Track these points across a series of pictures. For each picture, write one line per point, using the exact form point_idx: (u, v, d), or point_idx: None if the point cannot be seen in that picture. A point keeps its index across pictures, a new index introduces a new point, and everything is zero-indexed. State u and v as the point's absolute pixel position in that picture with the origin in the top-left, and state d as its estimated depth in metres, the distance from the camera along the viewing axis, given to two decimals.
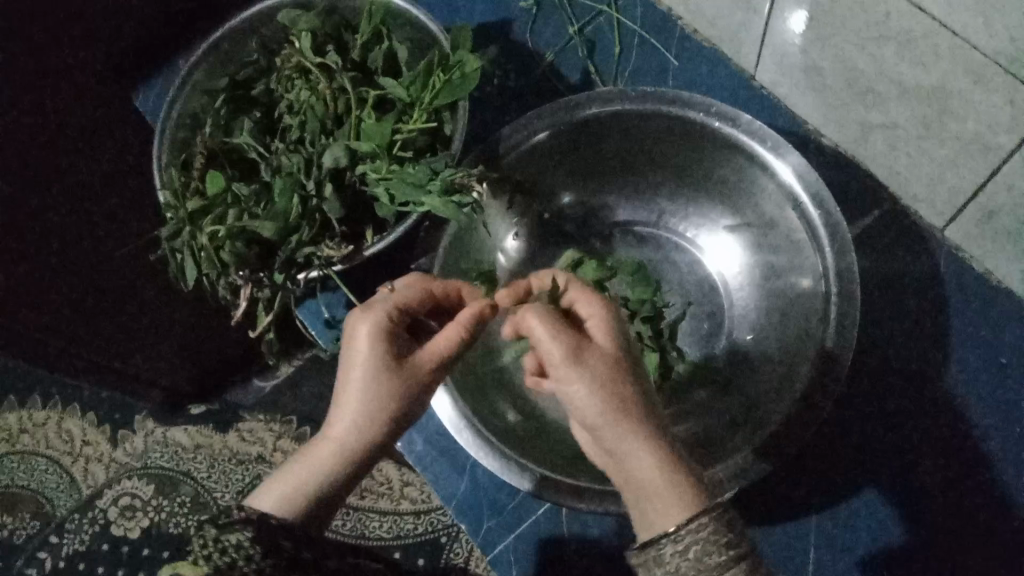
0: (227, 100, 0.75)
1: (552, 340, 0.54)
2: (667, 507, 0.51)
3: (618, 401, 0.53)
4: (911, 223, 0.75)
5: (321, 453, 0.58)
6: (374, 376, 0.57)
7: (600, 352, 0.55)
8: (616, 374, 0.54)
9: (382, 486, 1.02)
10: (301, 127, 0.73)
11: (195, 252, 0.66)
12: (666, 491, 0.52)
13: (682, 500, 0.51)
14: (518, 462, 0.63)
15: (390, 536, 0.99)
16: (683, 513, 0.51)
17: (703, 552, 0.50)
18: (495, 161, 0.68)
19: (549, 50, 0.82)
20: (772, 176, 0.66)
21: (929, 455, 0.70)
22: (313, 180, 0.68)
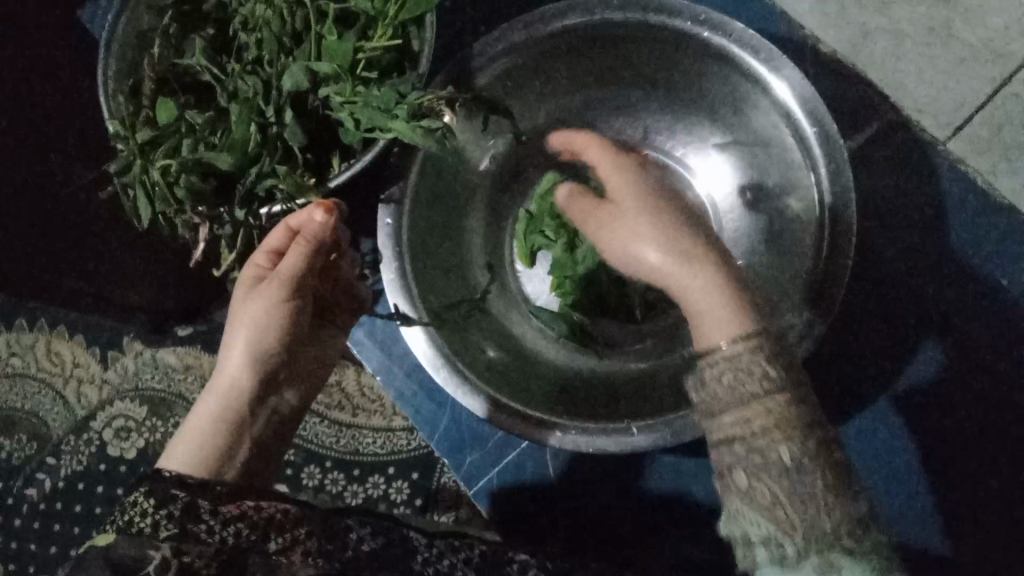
0: (177, 17, 0.69)
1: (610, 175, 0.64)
2: (718, 324, 0.54)
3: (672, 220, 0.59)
4: (915, 136, 0.70)
5: (212, 406, 0.64)
6: (254, 318, 0.64)
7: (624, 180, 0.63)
8: (652, 205, 0.60)
9: (376, 404, 1.00)
10: (258, 46, 0.68)
11: (148, 188, 0.61)
12: (711, 301, 0.55)
13: (729, 312, 0.54)
14: (495, 397, 0.61)
15: (384, 451, 0.99)
16: (729, 325, 0.53)
17: (737, 380, 0.51)
18: (466, 82, 0.63)
19: None
20: (763, 89, 0.61)
21: (926, 380, 0.69)
22: (273, 107, 0.63)
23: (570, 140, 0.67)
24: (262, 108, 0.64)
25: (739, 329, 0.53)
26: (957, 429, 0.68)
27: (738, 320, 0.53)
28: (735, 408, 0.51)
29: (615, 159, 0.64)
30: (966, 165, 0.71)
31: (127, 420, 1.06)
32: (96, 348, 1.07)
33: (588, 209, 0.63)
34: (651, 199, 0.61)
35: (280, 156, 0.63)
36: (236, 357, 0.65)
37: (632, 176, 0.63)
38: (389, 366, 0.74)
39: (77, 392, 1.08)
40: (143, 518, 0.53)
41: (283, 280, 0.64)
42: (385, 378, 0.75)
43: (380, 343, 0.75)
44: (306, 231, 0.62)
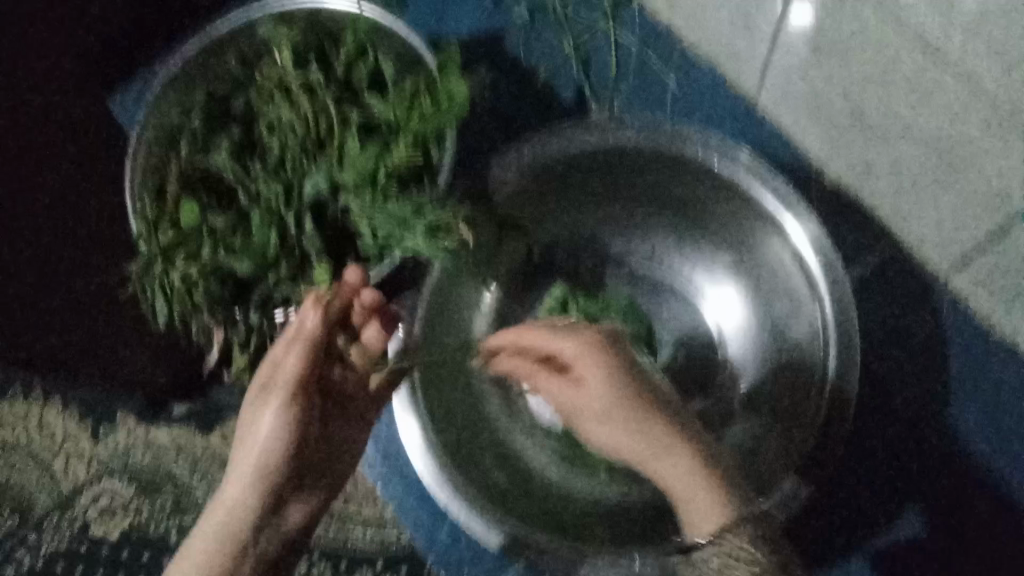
0: (204, 117, 0.70)
1: (559, 340, 0.59)
2: (703, 515, 0.56)
3: (630, 411, 0.58)
4: (915, 272, 0.73)
5: (218, 521, 0.60)
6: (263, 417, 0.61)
7: (581, 348, 0.58)
8: (631, 422, 0.58)
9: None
10: (281, 148, 0.68)
11: (167, 291, 0.64)
12: (688, 483, 0.57)
13: (710, 505, 0.56)
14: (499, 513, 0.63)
15: None
16: (710, 519, 0.56)
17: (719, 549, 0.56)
18: (486, 199, 0.66)
19: (543, 66, 0.76)
20: (779, 238, 0.65)
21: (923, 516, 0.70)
22: (293, 213, 0.65)
23: (497, 345, 0.62)
24: (282, 214, 0.66)
25: (716, 517, 0.56)
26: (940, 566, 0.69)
27: (718, 505, 0.56)
28: (720, 557, 0.56)
29: (570, 331, 0.59)
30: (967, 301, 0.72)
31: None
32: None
33: (591, 422, 0.59)
34: (624, 405, 0.58)
35: (296, 262, 0.65)
36: (241, 475, 0.61)
37: (603, 363, 0.58)
38: (387, 475, 0.74)
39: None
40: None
41: (289, 378, 0.61)
42: (387, 484, 0.74)
43: (384, 447, 0.74)
44: (301, 330, 0.61)
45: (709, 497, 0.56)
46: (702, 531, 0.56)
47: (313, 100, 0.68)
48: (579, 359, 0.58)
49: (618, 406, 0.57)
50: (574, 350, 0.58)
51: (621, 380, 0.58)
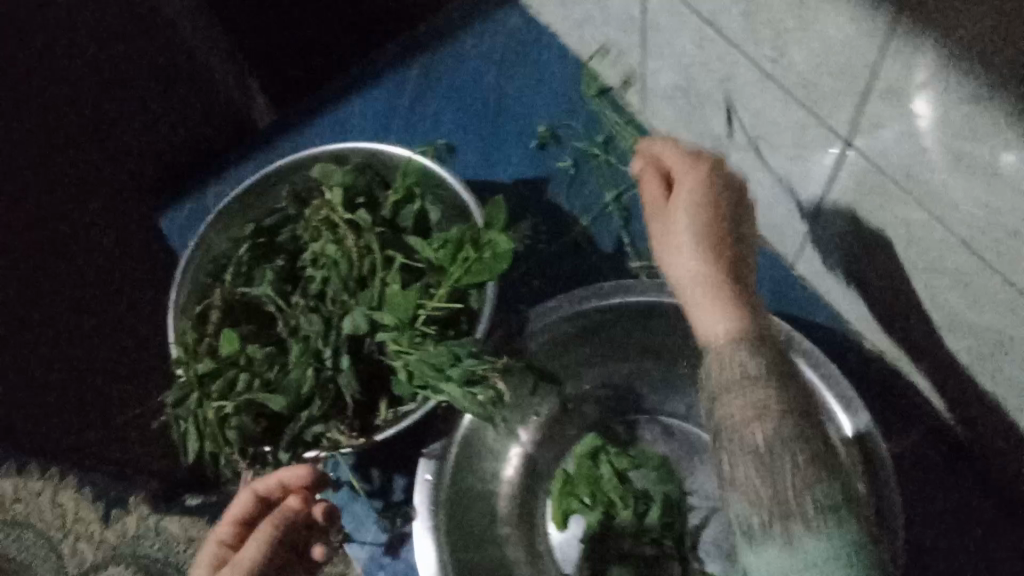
0: (252, 247, 0.73)
1: (684, 171, 0.59)
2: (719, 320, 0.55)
3: (712, 259, 0.56)
4: (956, 454, 0.69)
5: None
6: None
7: (704, 204, 0.58)
8: (708, 214, 0.57)
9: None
10: (324, 282, 0.71)
11: (199, 424, 0.63)
12: (720, 309, 0.55)
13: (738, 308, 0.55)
14: None
15: None
16: (729, 321, 0.54)
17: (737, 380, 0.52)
18: (520, 352, 0.66)
19: (585, 216, 0.78)
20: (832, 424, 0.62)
21: None
22: (331, 349, 0.66)
23: (663, 147, 0.62)
24: (320, 350, 0.66)
25: (732, 326, 0.54)
26: None
27: (763, 347, 0.53)
28: (752, 398, 0.51)
29: (687, 158, 0.60)
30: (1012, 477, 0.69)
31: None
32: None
33: (664, 243, 0.59)
34: (710, 206, 0.58)
35: (330, 399, 0.65)
36: None
37: (707, 190, 0.58)
38: None
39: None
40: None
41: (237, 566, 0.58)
42: None
43: None
44: (261, 485, 0.61)
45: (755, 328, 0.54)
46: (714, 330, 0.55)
47: (358, 237, 0.71)
48: (682, 190, 0.58)
49: (695, 214, 0.57)
50: (687, 168, 0.59)
51: (719, 192, 0.58)
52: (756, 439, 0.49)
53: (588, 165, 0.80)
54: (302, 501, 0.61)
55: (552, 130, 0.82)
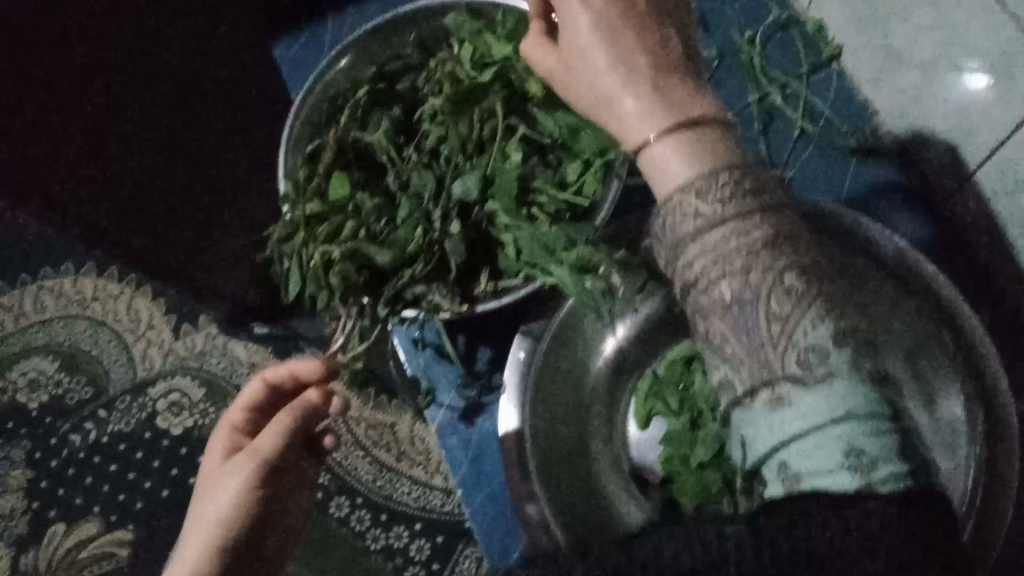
0: (370, 93, 0.70)
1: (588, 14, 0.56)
2: (671, 156, 0.51)
3: (642, 81, 0.54)
4: None
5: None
6: (219, 500, 0.59)
7: (624, 20, 0.55)
8: (626, 39, 0.54)
9: (421, 456, 1.09)
10: (439, 139, 0.69)
11: (303, 265, 0.63)
12: (673, 156, 0.51)
13: (695, 150, 0.51)
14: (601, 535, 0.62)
15: (415, 504, 1.08)
16: (685, 169, 0.51)
17: (693, 215, 0.50)
18: (633, 246, 0.62)
19: (724, 111, 0.73)
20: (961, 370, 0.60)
21: None
22: (441, 211, 0.64)
23: None
24: (430, 211, 0.64)
25: (694, 135, 0.52)
26: None
27: (719, 149, 0.51)
28: (715, 243, 0.48)
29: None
30: None
31: (183, 397, 1.18)
32: (172, 317, 1.22)
33: (576, 70, 0.57)
34: (624, 36, 0.55)
35: (434, 261, 0.63)
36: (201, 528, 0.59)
37: (601, 16, 0.55)
38: (470, 484, 0.71)
39: (144, 353, 1.21)
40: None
41: (257, 455, 0.60)
42: (465, 494, 0.71)
43: (470, 456, 0.72)
44: (280, 368, 0.62)
45: (695, 122, 0.52)
46: (642, 136, 0.53)
47: (481, 98, 0.68)
48: (575, 15, 0.57)
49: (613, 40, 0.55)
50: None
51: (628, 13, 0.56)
52: (724, 292, 0.48)
53: (733, 57, 0.74)
54: (323, 394, 0.61)
55: (699, 14, 0.75)
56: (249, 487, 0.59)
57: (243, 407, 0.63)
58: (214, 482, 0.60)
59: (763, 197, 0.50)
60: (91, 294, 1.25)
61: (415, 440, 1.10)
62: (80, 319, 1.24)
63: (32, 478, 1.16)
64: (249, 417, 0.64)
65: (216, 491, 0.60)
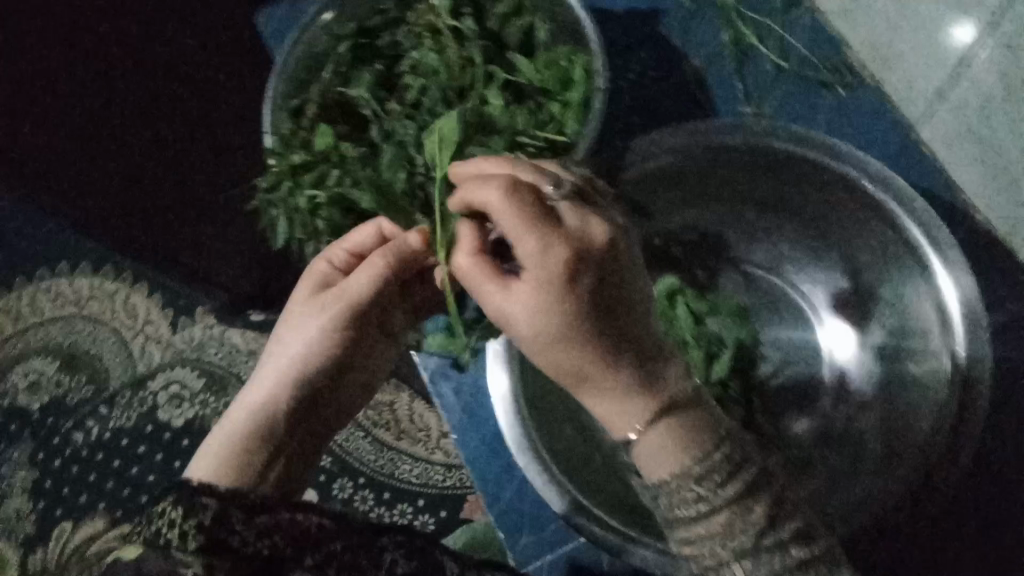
0: (352, 48, 0.70)
1: (530, 247, 0.48)
2: (612, 409, 0.49)
3: (566, 328, 0.48)
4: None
5: (246, 411, 0.60)
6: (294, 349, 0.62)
7: (560, 268, 0.47)
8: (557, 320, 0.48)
9: (424, 434, 1.07)
10: (421, 91, 0.69)
11: (291, 212, 0.66)
12: (616, 403, 0.49)
13: (673, 443, 0.48)
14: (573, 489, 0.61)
15: (417, 481, 1.05)
16: (669, 462, 0.48)
17: (673, 504, 0.48)
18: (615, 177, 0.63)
19: (700, 54, 0.74)
20: (924, 272, 0.58)
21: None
22: (424, 157, 0.65)
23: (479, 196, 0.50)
24: (413, 157, 0.65)
25: (665, 418, 0.48)
26: None
27: (692, 441, 0.48)
28: (687, 528, 0.48)
29: (507, 195, 0.49)
30: None
31: (183, 389, 1.06)
32: (169, 309, 1.08)
33: (516, 324, 0.49)
34: (567, 269, 0.48)
35: (417, 206, 0.64)
36: (302, 332, 0.62)
37: (551, 244, 0.48)
38: (463, 425, 0.73)
39: (143, 348, 1.08)
40: (170, 528, 0.51)
41: (356, 301, 0.62)
42: (459, 438, 0.73)
43: (463, 399, 0.73)
44: (395, 242, 0.61)
45: (681, 411, 0.49)
46: (622, 430, 0.49)
47: (462, 48, 0.69)
48: (521, 244, 0.49)
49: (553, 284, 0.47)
50: (534, 236, 0.48)
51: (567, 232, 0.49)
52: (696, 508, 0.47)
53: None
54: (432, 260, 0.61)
55: None
56: (337, 329, 0.62)
57: (342, 277, 0.64)
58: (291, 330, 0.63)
59: (743, 472, 0.47)
60: (73, 294, 1.17)
61: (416, 420, 1.09)
62: None
63: (37, 478, 1.05)
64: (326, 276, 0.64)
65: (290, 341, 0.62)
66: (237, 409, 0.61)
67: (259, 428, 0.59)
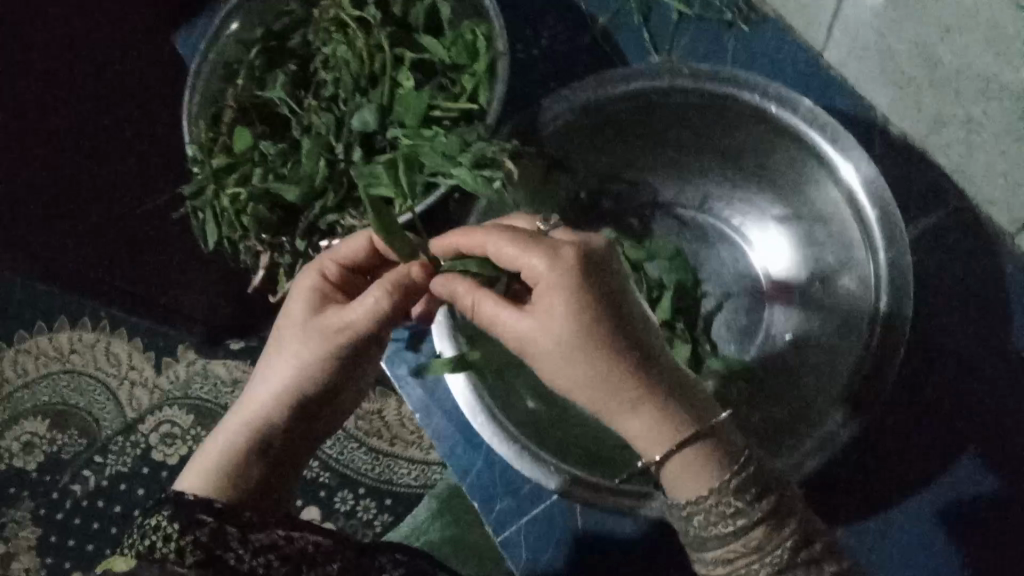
0: (262, 52, 0.72)
1: (548, 305, 0.49)
2: (645, 434, 0.48)
3: (611, 372, 0.48)
4: (984, 226, 0.67)
5: (240, 425, 0.56)
6: (290, 368, 0.57)
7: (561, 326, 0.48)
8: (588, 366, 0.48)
9: (415, 435, 1.07)
10: (336, 84, 0.70)
11: (219, 214, 0.67)
12: (654, 434, 0.48)
13: (701, 463, 0.48)
14: (533, 453, 0.60)
15: (417, 484, 1.05)
16: (698, 481, 0.48)
17: (708, 521, 0.47)
18: (531, 135, 0.63)
19: (604, 12, 0.75)
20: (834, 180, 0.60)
21: (980, 484, 0.64)
22: (343, 144, 0.66)
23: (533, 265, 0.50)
24: (332, 145, 0.66)
25: (694, 443, 0.48)
26: (994, 540, 0.63)
27: (712, 462, 0.48)
28: (718, 549, 0.47)
29: (522, 247, 0.50)
30: None
31: (174, 427, 1.14)
32: (151, 353, 1.17)
33: (549, 363, 0.49)
34: (584, 311, 0.48)
35: (344, 192, 0.65)
36: (293, 348, 0.57)
37: (560, 298, 0.48)
38: (425, 404, 0.73)
39: (130, 395, 1.17)
40: (167, 543, 0.48)
41: (355, 326, 0.56)
42: (422, 417, 0.74)
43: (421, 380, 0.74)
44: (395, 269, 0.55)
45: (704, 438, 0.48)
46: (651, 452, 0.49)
47: (368, 35, 0.69)
48: (544, 295, 0.49)
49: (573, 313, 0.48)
50: (547, 274, 0.49)
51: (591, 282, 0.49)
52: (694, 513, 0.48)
53: None
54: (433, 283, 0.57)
55: None
56: (337, 352, 0.57)
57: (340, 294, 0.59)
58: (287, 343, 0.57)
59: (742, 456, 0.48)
60: (67, 347, 1.20)
61: (403, 420, 1.07)
62: (61, 373, 1.19)
63: (41, 535, 1.12)
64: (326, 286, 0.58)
65: (286, 358, 0.57)
66: (232, 417, 0.57)
67: (253, 446, 0.55)
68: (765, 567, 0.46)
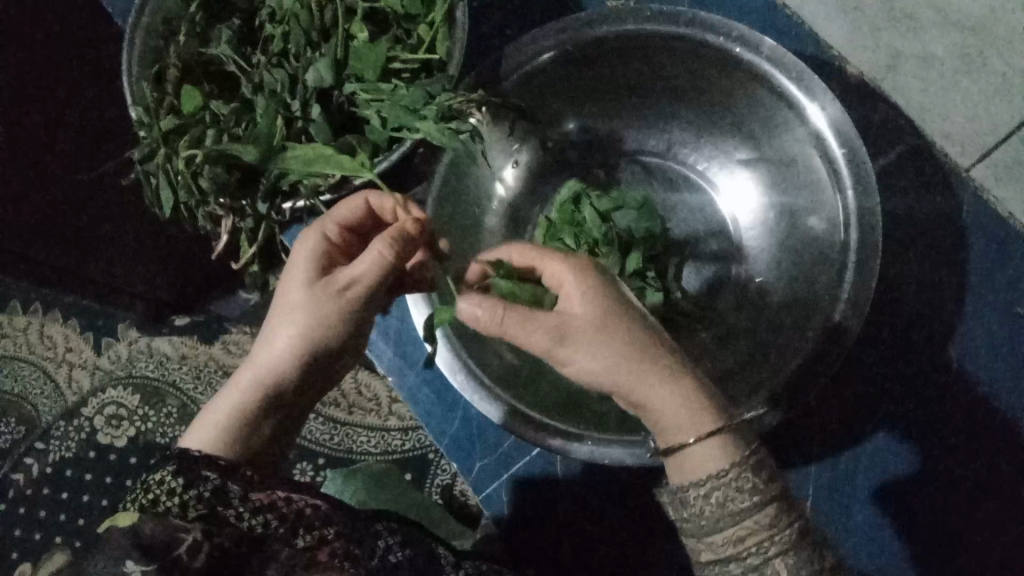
0: (203, 6, 0.68)
1: (579, 307, 0.49)
2: (675, 412, 0.48)
3: (637, 365, 0.48)
4: (940, 162, 0.69)
5: (251, 381, 0.55)
6: (291, 330, 0.55)
7: (584, 325, 0.49)
8: (617, 357, 0.48)
9: (372, 402, 1.05)
10: (285, 38, 0.66)
11: (171, 177, 0.63)
12: (686, 420, 0.48)
13: (712, 453, 0.47)
14: (503, 397, 0.60)
15: (377, 450, 1.03)
16: (709, 468, 0.47)
17: (727, 497, 0.46)
18: (495, 85, 0.62)
19: None
20: (801, 119, 0.60)
21: (947, 410, 0.66)
22: (299, 101, 0.63)
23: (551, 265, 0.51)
24: (288, 103, 0.63)
25: (719, 432, 0.48)
26: (964, 462, 0.65)
27: (731, 449, 0.47)
28: (730, 528, 0.46)
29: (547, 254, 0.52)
30: (989, 195, 0.70)
31: (121, 407, 1.08)
32: (89, 334, 1.13)
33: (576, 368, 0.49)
34: (607, 319, 0.49)
35: None
36: (291, 314, 0.55)
37: (590, 300, 0.49)
38: (400, 367, 0.73)
39: (70, 377, 1.13)
40: (169, 497, 0.48)
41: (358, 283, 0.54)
42: (395, 378, 0.73)
43: (392, 340, 0.73)
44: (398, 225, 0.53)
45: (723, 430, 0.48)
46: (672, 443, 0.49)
47: None
48: (581, 338, 0.48)
49: (591, 307, 0.49)
50: (573, 278, 0.50)
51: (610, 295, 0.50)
52: (708, 497, 0.47)
53: None
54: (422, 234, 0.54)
55: None
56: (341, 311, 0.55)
57: (335, 257, 0.56)
58: (289, 306, 0.55)
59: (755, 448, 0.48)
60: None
61: (362, 388, 1.05)
62: None
63: None
64: (330, 245, 0.56)
65: (291, 317, 0.55)
66: (238, 377, 0.56)
67: (261, 407, 0.55)
68: (774, 543, 0.45)
